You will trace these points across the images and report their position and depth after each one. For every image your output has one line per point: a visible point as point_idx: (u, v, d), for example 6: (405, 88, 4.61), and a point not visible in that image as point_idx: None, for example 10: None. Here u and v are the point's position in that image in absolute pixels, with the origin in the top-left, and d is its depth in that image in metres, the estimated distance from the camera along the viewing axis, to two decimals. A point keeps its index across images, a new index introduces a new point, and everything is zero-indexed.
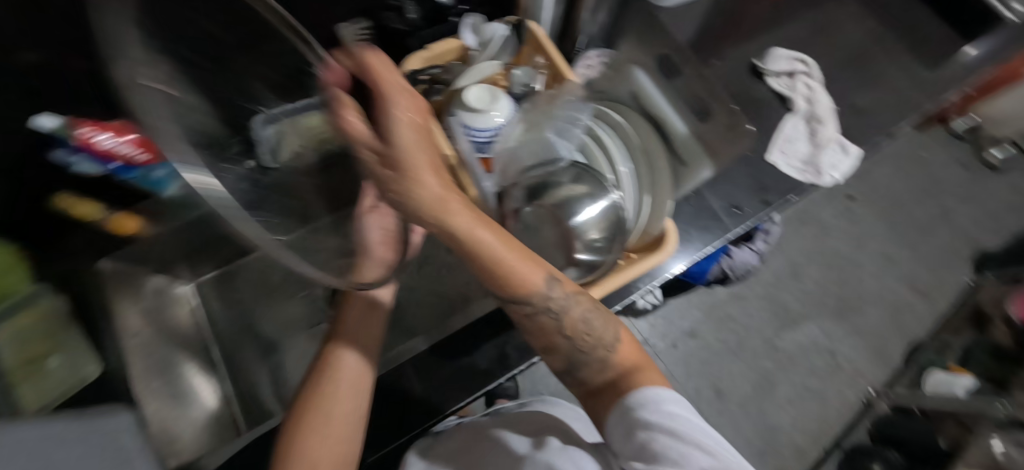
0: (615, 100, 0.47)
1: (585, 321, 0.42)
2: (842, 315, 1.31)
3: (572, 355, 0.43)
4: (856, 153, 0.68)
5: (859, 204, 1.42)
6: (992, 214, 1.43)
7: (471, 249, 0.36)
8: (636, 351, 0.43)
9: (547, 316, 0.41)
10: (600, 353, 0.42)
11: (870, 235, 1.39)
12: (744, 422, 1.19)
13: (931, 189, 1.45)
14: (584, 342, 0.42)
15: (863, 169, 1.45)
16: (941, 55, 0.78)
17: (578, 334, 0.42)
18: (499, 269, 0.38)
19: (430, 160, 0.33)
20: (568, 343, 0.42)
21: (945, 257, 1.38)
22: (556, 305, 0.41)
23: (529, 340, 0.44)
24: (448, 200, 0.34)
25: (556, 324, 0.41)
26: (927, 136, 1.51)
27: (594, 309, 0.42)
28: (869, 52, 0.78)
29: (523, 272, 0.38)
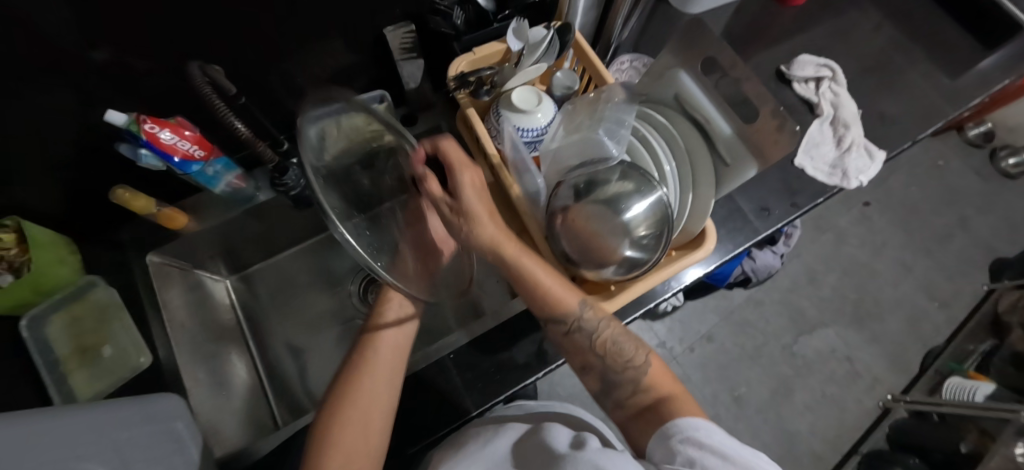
0: (658, 104, 0.50)
1: (615, 342, 0.45)
2: (858, 320, 1.31)
3: (604, 375, 0.46)
4: (882, 158, 0.69)
5: (875, 210, 1.42)
6: (1010, 222, 1.43)
7: (518, 272, 0.45)
8: (668, 380, 0.45)
9: (577, 333, 0.45)
10: (631, 374, 0.45)
11: (886, 241, 1.40)
12: (762, 427, 1.20)
13: (947, 196, 1.46)
14: (616, 362, 0.45)
15: (878, 176, 1.47)
16: (964, 61, 0.79)
17: (609, 352, 0.45)
18: (541, 290, 0.45)
19: (488, 209, 0.47)
20: (601, 362, 0.46)
21: (961, 264, 1.38)
22: (589, 326, 0.45)
23: (569, 359, 0.49)
24: (499, 239, 0.46)
25: (587, 341, 0.45)
26: (943, 144, 1.52)
27: (623, 332, 0.46)
28: (894, 59, 0.79)
29: (556, 290, 0.45)
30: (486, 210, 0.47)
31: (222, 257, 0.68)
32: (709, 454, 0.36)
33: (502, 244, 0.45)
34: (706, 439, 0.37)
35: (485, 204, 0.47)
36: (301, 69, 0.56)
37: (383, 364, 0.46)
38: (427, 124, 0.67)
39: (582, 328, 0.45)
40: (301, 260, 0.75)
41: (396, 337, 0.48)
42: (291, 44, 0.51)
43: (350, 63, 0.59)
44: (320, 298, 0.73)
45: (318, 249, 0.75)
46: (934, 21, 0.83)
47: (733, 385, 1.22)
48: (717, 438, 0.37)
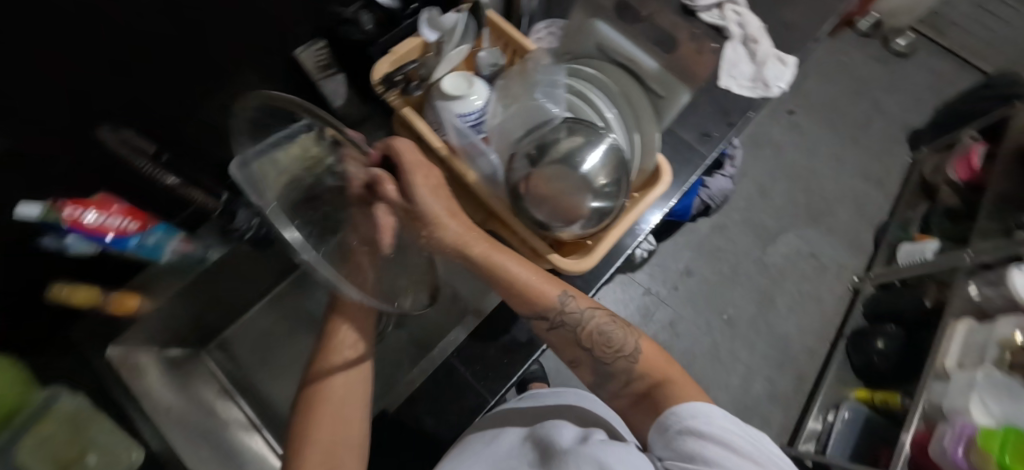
0: (588, 54, 0.51)
1: (603, 332, 0.46)
2: (813, 219, 1.41)
3: (596, 366, 0.47)
4: (793, 61, 0.74)
5: (801, 115, 1.53)
6: (914, 96, 1.58)
7: (494, 273, 0.46)
8: (667, 368, 0.44)
9: (559, 327, 0.46)
10: (623, 363, 0.45)
11: (818, 142, 1.50)
12: (756, 340, 1.27)
13: (858, 87, 1.58)
14: (604, 352, 0.46)
15: (795, 85, 1.57)
16: None
17: (597, 343, 0.46)
18: (518, 289, 0.46)
19: (449, 211, 0.47)
20: (589, 354, 0.47)
21: (884, 144, 1.51)
22: (572, 318, 0.46)
23: (560, 355, 0.50)
24: (466, 239, 0.46)
25: (572, 333, 0.47)
26: (842, 41, 1.64)
27: (611, 322, 0.47)
28: None
29: (537, 284, 0.46)
30: (448, 213, 0.47)
31: (192, 329, 0.65)
32: (712, 445, 0.35)
33: (468, 245, 0.46)
34: (711, 429, 0.36)
35: (445, 206, 0.47)
36: (219, 111, 0.53)
37: (348, 381, 0.44)
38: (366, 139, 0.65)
39: (565, 322, 0.46)
40: (274, 310, 0.71)
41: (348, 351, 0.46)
42: (202, 88, 0.49)
43: (271, 95, 0.57)
44: (303, 342, 0.70)
45: (289, 294, 0.72)
46: None
47: (722, 310, 1.29)
48: (722, 427, 0.36)
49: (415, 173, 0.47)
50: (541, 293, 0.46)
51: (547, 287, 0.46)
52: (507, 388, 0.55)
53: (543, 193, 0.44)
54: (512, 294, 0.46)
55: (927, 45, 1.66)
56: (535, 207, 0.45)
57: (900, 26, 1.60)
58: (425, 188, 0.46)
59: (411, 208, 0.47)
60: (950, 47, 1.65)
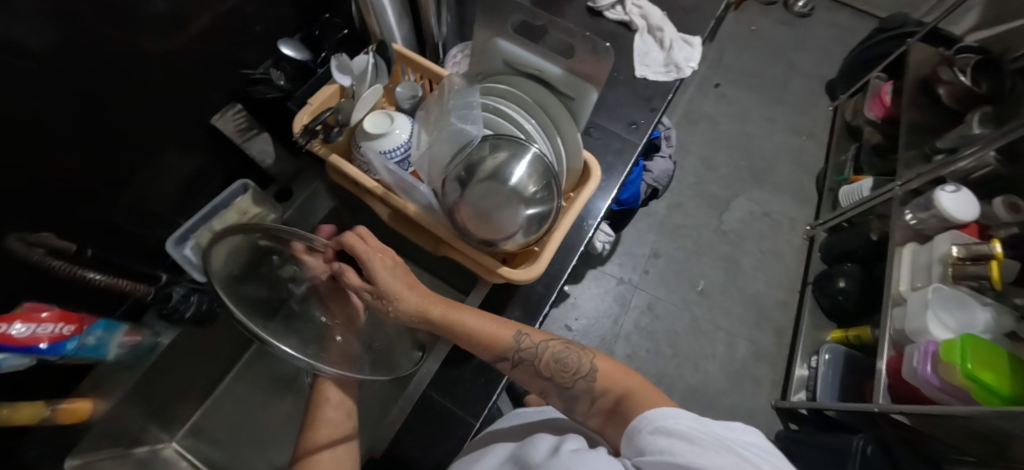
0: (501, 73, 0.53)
1: (558, 358, 0.49)
2: (758, 180, 1.48)
3: (561, 393, 0.49)
4: (698, 41, 0.79)
5: (726, 85, 1.62)
6: (823, 50, 1.70)
7: (454, 329, 0.48)
8: (626, 380, 0.46)
9: (519, 363, 0.49)
10: (583, 383, 0.47)
11: (747, 108, 1.59)
12: (732, 305, 1.31)
13: (771, 51, 1.69)
14: (563, 377, 0.48)
15: (715, 60, 1.66)
16: None
17: (555, 371, 0.49)
18: (474, 336, 0.49)
19: (407, 283, 0.48)
20: (550, 382, 0.49)
21: (806, 98, 1.61)
22: (527, 353, 0.49)
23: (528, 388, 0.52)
24: (425, 305, 0.48)
25: (532, 367, 0.49)
26: (749, 12, 1.76)
27: (564, 347, 0.50)
28: None
29: (489, 329, 0.49)
30: (407, 286, 0.48)
31: (157, 419, 0.62)
32: (675, 440, 0.37)
33: (427, 309, 0.48)
34: (676, 427, 0.38)
35: (404, 280, 0.48)
36: (146, 195, 0.53)
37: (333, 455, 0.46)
38: (304, 191, 0.65)
39: (523, 357, 0.49)
40: (243, 381, 0.69)
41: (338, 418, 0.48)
42: (119, 174, 0.48)
43: (196, 168, 0.58)
44: (278, 407, 0.68)
45: (255, 363, 0.70)
46: None
47: (694, 283, 1.33)
48: (684, 423, 0.38)
49: (371, 254, 0.46)
50: (494, 336, 0.49)
51: (499, 330, 0.49)
52: (489, 408, 0.54)
53: (475, 212, 0.45)
54: (467, 343, 0.49)
55: (823, 2, 1.80)
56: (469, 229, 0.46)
57: None
58: (381, 264, 0.46)
59: (373, 290, 0.46)
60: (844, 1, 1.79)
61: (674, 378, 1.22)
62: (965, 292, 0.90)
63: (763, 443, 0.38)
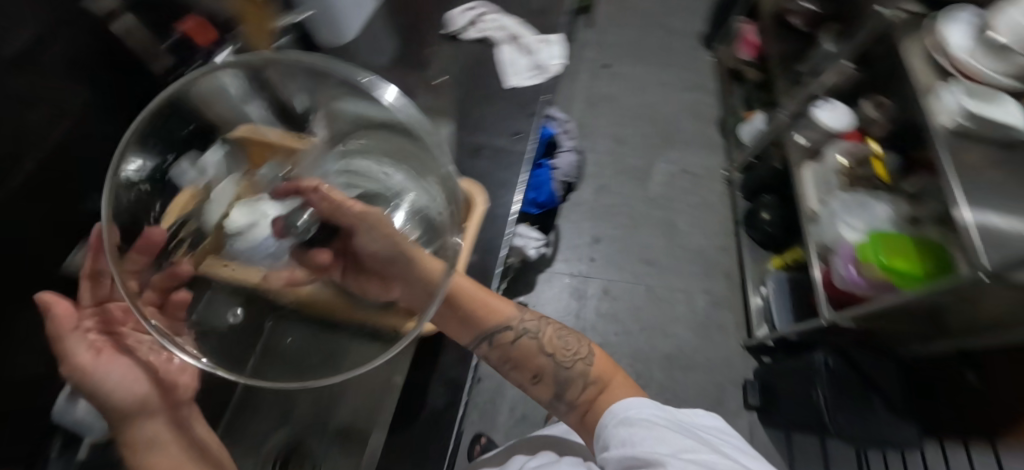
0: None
1: (560, 338, 0.55)
2: (669, 141, 1.55)
3: (557, 373, 0.53)
4: (557, 40, 0.83)
5: (615, 64, 1.69)
6: (689, 8, 1.82)
7: (461, 294, 0.53)
8: (607, 367, 0.54)
9: (528, 334, 0.55)
10: (580, 365, 0.53)
11: (639, 78, 1.67)
12: (680, 265, 1.36)
13: (646, 21, 1.79)
14: (563, 356, 0.54)
15: (598, 42, 1.74)
16: None
17: (556, 347, 0.54)
18: (480, 305, 0.54)
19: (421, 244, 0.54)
20: (548, 360, 0.54)
21: (689, 55, 1.72)
22: (531, 328, 0.55)
23: (522, 374, 0.54)
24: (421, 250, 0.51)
25: (534, 340, 0.55)
26: None
27: (564, 333, 0.56)
28: None
29: (499, 303, 0.55)
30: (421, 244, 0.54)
31: None
32: (639, 426, 0.44)
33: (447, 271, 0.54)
34: (637, 415, 0.45)
35: None
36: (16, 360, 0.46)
37: None
38: None
39: (526, 330, 0.55)
40: None
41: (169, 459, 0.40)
42: None
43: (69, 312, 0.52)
44: None
45: None
46: None
47: (641, 255, 1.36)
48: (646, 411, 0.46)
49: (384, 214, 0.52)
50: (498, 307, 0.55)
51: (504, 303, 0.55)
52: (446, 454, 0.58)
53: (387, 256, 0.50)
54: (478, 315, 0.54)
55: None
56: (369, 290, 0.53)
57: None
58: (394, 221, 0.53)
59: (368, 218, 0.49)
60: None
61: (648, 352, 1.24)
62: (864, 195, 1.00)
63: (708, 422, 0.47)
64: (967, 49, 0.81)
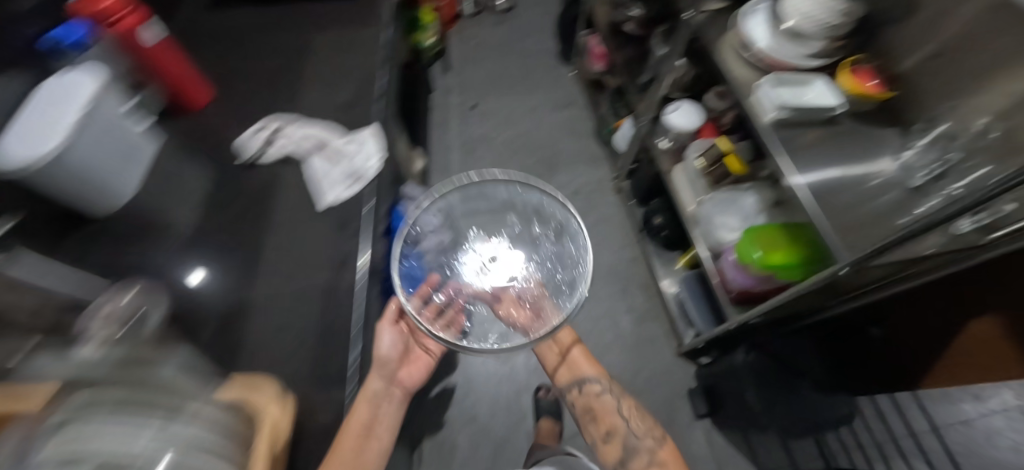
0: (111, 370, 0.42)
1: (633, 412, 0.89)
2: (553, 166, 1.55)
3: (625, 439, 0.85)
4: (367, 134, 0.76)
5: (483, 102, 1.70)
6: (539, 30, 1.88)
7: (580, 358, 0.96)
8: (672, 454, 0.83)
9: (604, 392, 0.91)
10: (646, 441, 0.84)
11: (510, 111, 1.68)
12: (597, 287, 1.33)
13: (502, 53, 1.83)
14: (637, 428, 0.86)
15: (461, 86, 1.74)
16: (358, 25, 0.97)
17: (630, 416, 0.88)
18: (584, 366, 0.94)
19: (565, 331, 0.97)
20: (623, 422, 0.87)
21: (550, 76, 1.76)
22: (606, 388, 0.92)
23: (601, 428, 0.88)
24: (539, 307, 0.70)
25: (613, 404, 0.89)
26: (465, 33, 1.89)
27: (634, 411, 0.90)
28: (318, 68, 0.91)
29: (591, 369, 0.94)
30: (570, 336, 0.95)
31: None
32: None
33: (578, 348, 0.97)
34: None
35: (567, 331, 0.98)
36: None
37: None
38: None
39: (605, 393, 0.90)
40: None
41: (361, 429, 0.58)
42: None
43: None
44: None
45: None
46: (320, 16, 0.97)
47: None
48: None
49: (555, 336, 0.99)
50: (591, 370, 0.94)
51: (595, 370, 0.94)
52: None
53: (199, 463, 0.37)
54: (579, 368, 0.94)
55: None
56: (515, 321, 0.68)
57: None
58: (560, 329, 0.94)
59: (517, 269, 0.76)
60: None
61: None
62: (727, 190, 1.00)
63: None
64: (767, 41, 0.83)
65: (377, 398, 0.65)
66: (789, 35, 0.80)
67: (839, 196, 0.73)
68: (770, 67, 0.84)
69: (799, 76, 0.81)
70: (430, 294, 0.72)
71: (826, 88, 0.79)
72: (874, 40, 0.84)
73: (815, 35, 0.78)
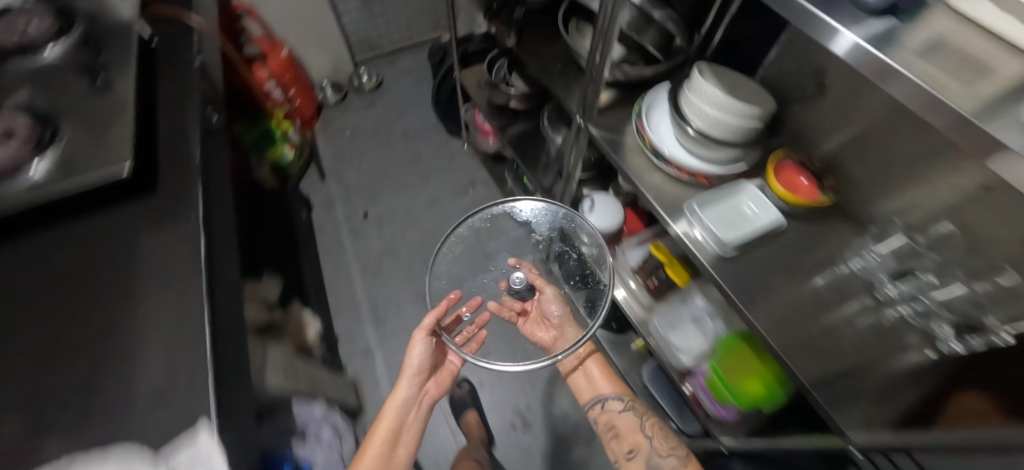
0: None
1: (659, 430, 0.83)
2: None
3: (647, 452, 0.80)
4: (194, 443, 0.52)
5: (373, 207, 1.47)
6: (418, 107, 1.71)
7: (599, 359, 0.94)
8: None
9: (630, 411, 0.86)
10: (670, 456, 0.79)
11: (408, 209, 1.47)
12: (558, 401, 1.18)
13: (382, 142, 1.62)
14: (662, 447, 0.80)
15: (345, 193, 1.50)
16: (163, 229, 0.70)
17: (654, 432, 0.83)
18: (606, 373, 0.91)
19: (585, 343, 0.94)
20: (645, 438, 0.82)
21: (443, 157, 1.58)
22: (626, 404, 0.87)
23: (625, 442, 0.83)
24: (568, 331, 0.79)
25: (636, 418, 0.85)
26: (334, 126, 1.66)
27: (658, 426, 0.84)
28: (108, 318, 0.61)
29: (610, 382, 0.90)
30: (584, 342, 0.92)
31: None
32: None
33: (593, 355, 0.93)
34: None
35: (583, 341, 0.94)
36: None
37: None
38: None
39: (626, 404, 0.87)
40: None
41: (386, 444, 0.74)
42: None
43: None
44: None
45: None
46: (99, 235, 0.68)
47: (515, 418, 1.16)
48: None
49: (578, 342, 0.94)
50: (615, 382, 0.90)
51: (616, 382, 0.90)
52: None
53: None
54: (607, 383, 0.90)
55: (382, 69, 1.81)
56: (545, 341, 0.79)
57: (352, 80, 1.72)
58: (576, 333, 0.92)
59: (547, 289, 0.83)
60: (396, 53, 1.85)
61: None
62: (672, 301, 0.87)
63: None
64: (678, 153, 0.72)
65: (403, 412, 0.77)
66: (702, 143, 0.68)
67: (818, 332, 0.60)
68: (687, 177, 0.71)
69: (722, 189, 0.70)
70: (462, 313, 0.77)
71: (757, 198, 0.67)
72: (782, 117, 0.74)
73: (732, 145, 0.67)
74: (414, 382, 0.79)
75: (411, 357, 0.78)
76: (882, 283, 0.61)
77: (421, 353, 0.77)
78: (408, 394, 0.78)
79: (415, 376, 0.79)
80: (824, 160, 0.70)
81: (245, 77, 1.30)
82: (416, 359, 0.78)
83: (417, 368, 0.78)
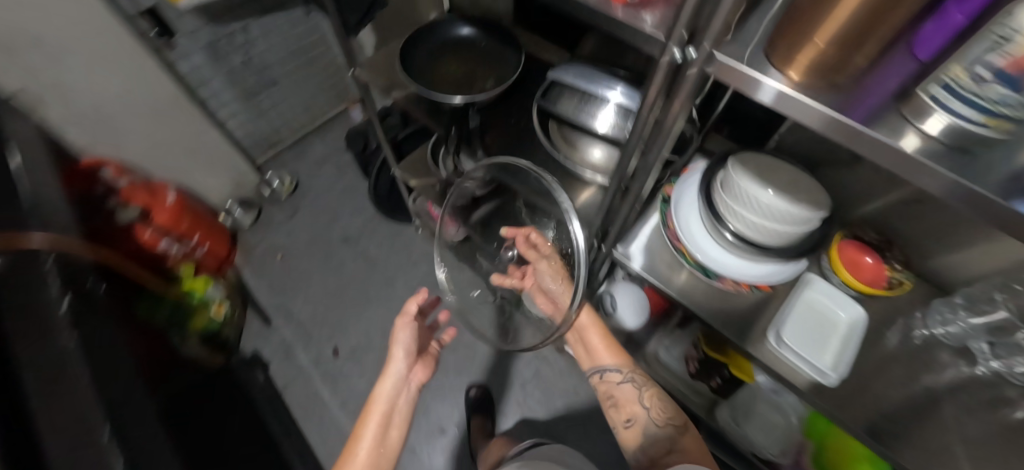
0: None
1: (659, 403, 0.71)
2: (479, 366, 1.20)
3: (644, 424, 0.70)
4: None
5: (341, 339, 1.25)
6: (349, 201, 1.48)
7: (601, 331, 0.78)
8: (694, 444, 0.66)
9: (627, 383, 0.74)
10: (668, 428, 0.68)
11: (382, 326, 1.27)
12: None
13: (323, 256, 1.39)
14: (659, 416, 0.70)
15: (303, 331, 1.26)
16: None
17: (653, 407, 0.71)
18: (606, 346, 0.77)
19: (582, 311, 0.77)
20: (641, 410, 0.71)
21: (399, 252, 1.39)
22: (628, 379, 0.74)
23: (621, 411, 0.73)
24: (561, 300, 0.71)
25: (635, 390, 0.73)
26: (258, 253, 1.39)
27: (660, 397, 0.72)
28: None
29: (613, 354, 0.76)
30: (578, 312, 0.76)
31: None
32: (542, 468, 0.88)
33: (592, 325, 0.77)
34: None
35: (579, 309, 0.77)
36: None
37: None
38: None
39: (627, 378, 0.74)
40: None
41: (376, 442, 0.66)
42: None
43: None
44: None
45: None
46: None
47: None
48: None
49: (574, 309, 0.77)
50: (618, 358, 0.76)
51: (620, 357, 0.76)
52: None
53: None
54: (596, 353, 0.77)
55: (291, 167, 1.55)
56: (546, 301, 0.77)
57: (261, 192, 1.45)
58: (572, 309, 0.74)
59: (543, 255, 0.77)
60: (303, 144, 1.59)
61: None
62: (740, 393, 0.79)
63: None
64: (730, 265, 0.61)
65: (393, 398, 0.71)
66: (761, 252, 0.58)
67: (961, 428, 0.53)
68: (748, 288, 0.61)
69: (785, 296, 0.62)
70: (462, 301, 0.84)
71: (827, 293, 0.59)
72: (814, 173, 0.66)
73: (794, 253, 0.57)
74: (403, 373, 0.73)
75: (398, 348, 0.75)
76: (983, 354, 0.56)
77: (405, 341, 0.75)
78: (397, 380, 0.73)
79: (407, 358, 0.75)
80: (872, 214, 0.64)
81: (137, 270, 0.99)
82: (400, 351, 0.75)
83: (405, 353, 0.75)
